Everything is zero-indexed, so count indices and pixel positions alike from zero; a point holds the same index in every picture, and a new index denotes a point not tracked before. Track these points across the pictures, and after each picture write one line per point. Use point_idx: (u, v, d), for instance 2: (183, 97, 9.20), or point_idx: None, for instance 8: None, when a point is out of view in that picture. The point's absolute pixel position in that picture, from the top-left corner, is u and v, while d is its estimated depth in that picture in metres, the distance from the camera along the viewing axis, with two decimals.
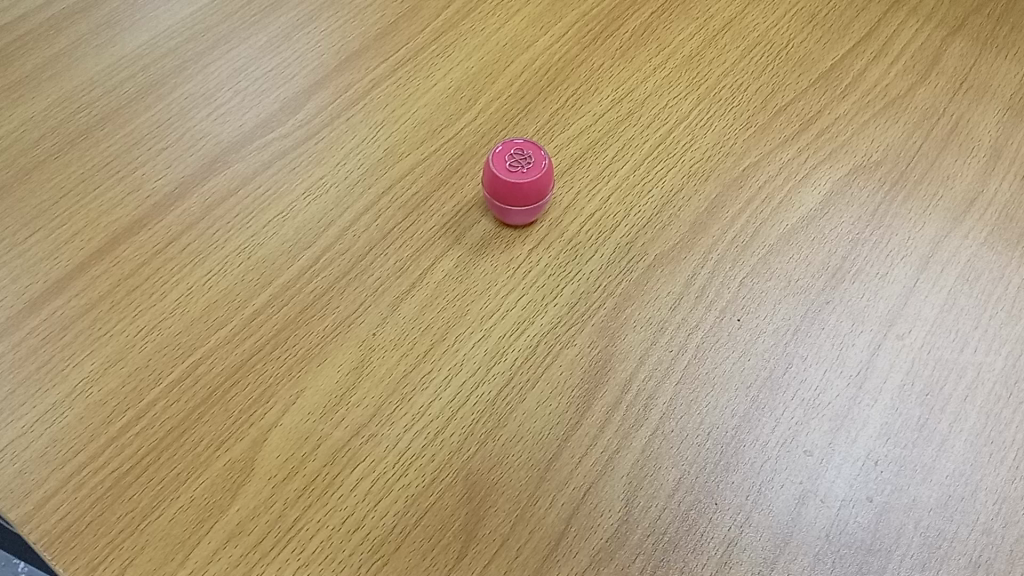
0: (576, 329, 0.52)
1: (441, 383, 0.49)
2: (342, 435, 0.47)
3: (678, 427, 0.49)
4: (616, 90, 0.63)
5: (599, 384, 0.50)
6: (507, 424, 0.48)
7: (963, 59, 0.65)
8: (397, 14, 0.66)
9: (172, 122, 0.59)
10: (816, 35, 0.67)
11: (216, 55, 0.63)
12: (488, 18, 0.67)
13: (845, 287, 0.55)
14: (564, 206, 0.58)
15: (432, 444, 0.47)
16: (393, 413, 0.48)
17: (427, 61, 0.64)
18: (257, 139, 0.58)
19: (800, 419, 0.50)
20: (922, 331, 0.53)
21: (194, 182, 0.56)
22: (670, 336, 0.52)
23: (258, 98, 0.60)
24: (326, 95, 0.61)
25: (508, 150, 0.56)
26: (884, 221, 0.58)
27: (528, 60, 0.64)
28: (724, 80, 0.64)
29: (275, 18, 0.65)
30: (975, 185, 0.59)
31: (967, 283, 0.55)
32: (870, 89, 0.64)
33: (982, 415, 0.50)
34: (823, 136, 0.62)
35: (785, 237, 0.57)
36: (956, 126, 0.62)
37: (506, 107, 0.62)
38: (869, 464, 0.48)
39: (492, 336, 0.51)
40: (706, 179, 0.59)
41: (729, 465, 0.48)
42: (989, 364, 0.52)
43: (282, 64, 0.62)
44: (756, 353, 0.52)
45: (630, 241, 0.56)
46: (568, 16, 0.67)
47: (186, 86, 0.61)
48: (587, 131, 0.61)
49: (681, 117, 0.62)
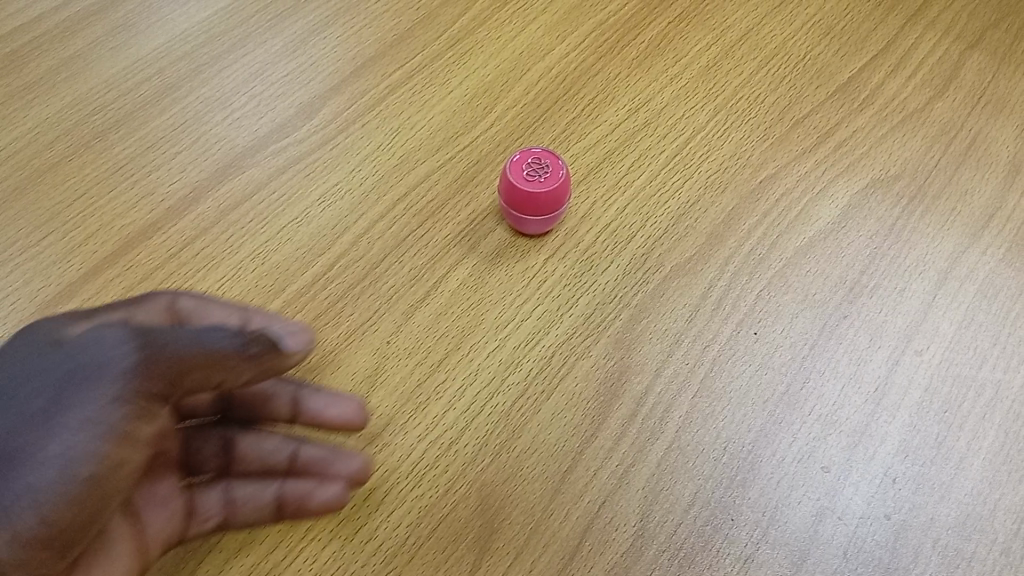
0: (591, 340, 0.51)
1: (455, 393, 0.49)
2: (355, 445, 0.47)
3: (694, 440, 0.48)
4: (632, 99, 0.63)
5: (614, 397, 0.49)
6: (521, 436, 0.48)
7: (981, 73, 0.65)
8: (413, 21, 0.66)
9: (187, 126, 0.59)
10: (834, 47, 0.67)
11: (232, 60, 0.62)
12: (504, 25, 0.66)
13: (863, 302, 0.54)
14: (580, 215, 0.57)
15: (445, 455, 0.47)
16: (406, 422, 0.48)
17: (443, 69, 0.63)
18: (272, 143, 0.58)
19: (817, 434, 0.49)
20: (941, 347, 0.53)
21: (209, 187, 0.56)
22: (686, 348, 0.52)
23: (274, 103, 0.60)
24: (341, 101, 0.61)
25: (525, 159, 0.55)
26: (902, 235, 0.57)
27: (544, 69, 0.64)
28: (741, 91, 0.64)
29: (291, 22, 0.65)
30: (994, 201, 0.59)
31: (986, 299, 0.55)
32: (888, 102, 0.64)
33: (1000, 433, 0.50)
34: (840, 149, 0.61)
35: (802, 250, 0.56)
36: (975, 141, 0.62)
37: (522, 116, 0.61)
38: (887, 481, 0.48)
39: (507, 345, 0.51)
40: (722, 191, 0.59)
41: (746, 481, 0.47)
42: (1008, 382, 0.52)
43: (298, 69, 0.62)
44: (773, 367, 0.51)
45: (647, 252, 0.56)
46: (585, 25, 0.67)
47: (202, 90, 0.61)
48: (604, 140, 0.61)
49: (697, 129, 0.62)
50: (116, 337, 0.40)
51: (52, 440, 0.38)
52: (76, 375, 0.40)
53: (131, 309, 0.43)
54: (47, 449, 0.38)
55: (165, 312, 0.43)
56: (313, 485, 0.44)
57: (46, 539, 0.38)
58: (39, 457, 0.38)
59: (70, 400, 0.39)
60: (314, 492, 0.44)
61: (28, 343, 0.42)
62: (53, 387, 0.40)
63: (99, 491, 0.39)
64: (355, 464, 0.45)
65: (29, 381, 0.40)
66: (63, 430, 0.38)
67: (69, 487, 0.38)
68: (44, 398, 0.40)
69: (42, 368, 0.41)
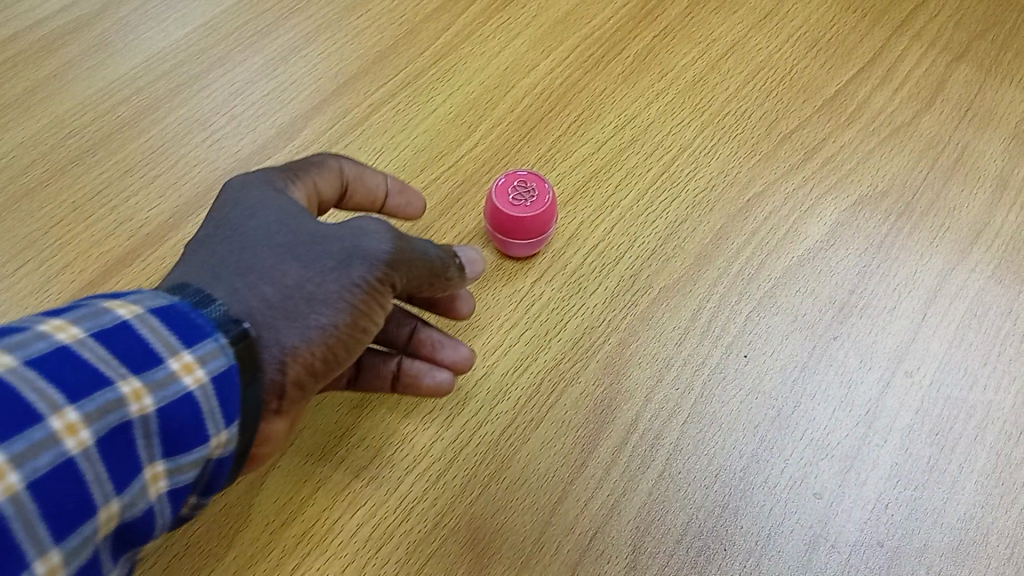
0: (579, 365, 0.51)
1: (443, 423, 0.48)
2: (341, 478, 0.46)
3: (685, 468, 0.48)
4: (619, 116, 0.63)
5: (604, 424, 0.49)
6: (511, 466, 0.47)
7: (967, 86, 0.64)
8: (395, 38, 0.65)
9: (166, 148, 0.58)
10: (820, 60, 0.66)
11: (211, 79, 0.61)
12: (488, 41, 0.66)
13: (853, 322, 0.54)
14: (568, 236, 0.57)
15: (434, 488, 0.46)
16: (393, 454, 0.47)
17: (427, 86, 0.63)
18: (254, 166, 0.57)
19: (809, 459, 0.49)
20: (931, 367, 0.52)
21: (189, 212, 0.55)
22: (676, 373, 0.51)
23: (255, 124, 0.59)
24: (323, 120, 0.60)
25: (510, 183, 0.55)
26: (890, 253, 0.57)
27: (529, 85, 0.63)
28: (727, 107, 0.64)
29: (271, 40, 0.64)
30: (982, 216, 0.59)
31: (975, 317, 0.54)
32: (875, 116, 0.63)
33: (992, 454, 0.50)
34: (828, 165, 0.61)
35: (792, 270, 0.56)
36: (962, 156, 0.61)
37: (507, 134, 0.61)
38: (880, 506, 0.48)
39: (495, 372, 0.50)
40: (710, 210, 0.58)
41: (738, 509, 0.47)
42: (999, 403, 0.51)
43: (278, 88, 0.61)
44: (764, 391, 0.51)
45: (635, 273, 0.55)
46: (569, 39, 0.66)
47: (180, 111, 0.59)
48: (590, 159, 0.60)
49: (684, 145, 0.61)
50: (381, 226, 0.41)
51: (334, 285, 0.38)
52: (351, 247, 0.39)
53: (314, 167, 0.45)
54: (335, 293, 0.38)
55: (336, 177, 0.46)
56: (424, 365, 0.47)
57: (315, 375, 0.38)
58: (328, 300, 0.38)
59: (353, 264, 0.39)
60: (426, 373, 0.46)
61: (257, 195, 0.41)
62: (338, 251, 0.39)
63: (358, 342, 0.40)
64: (460, 352, 0.47)
65: (308, 234, 0.39)
66: (343, 281, 0.38)
67: (341, 331, 0.38)
68: (331, 256, 0.39)
69: (311, 227, 0.40)
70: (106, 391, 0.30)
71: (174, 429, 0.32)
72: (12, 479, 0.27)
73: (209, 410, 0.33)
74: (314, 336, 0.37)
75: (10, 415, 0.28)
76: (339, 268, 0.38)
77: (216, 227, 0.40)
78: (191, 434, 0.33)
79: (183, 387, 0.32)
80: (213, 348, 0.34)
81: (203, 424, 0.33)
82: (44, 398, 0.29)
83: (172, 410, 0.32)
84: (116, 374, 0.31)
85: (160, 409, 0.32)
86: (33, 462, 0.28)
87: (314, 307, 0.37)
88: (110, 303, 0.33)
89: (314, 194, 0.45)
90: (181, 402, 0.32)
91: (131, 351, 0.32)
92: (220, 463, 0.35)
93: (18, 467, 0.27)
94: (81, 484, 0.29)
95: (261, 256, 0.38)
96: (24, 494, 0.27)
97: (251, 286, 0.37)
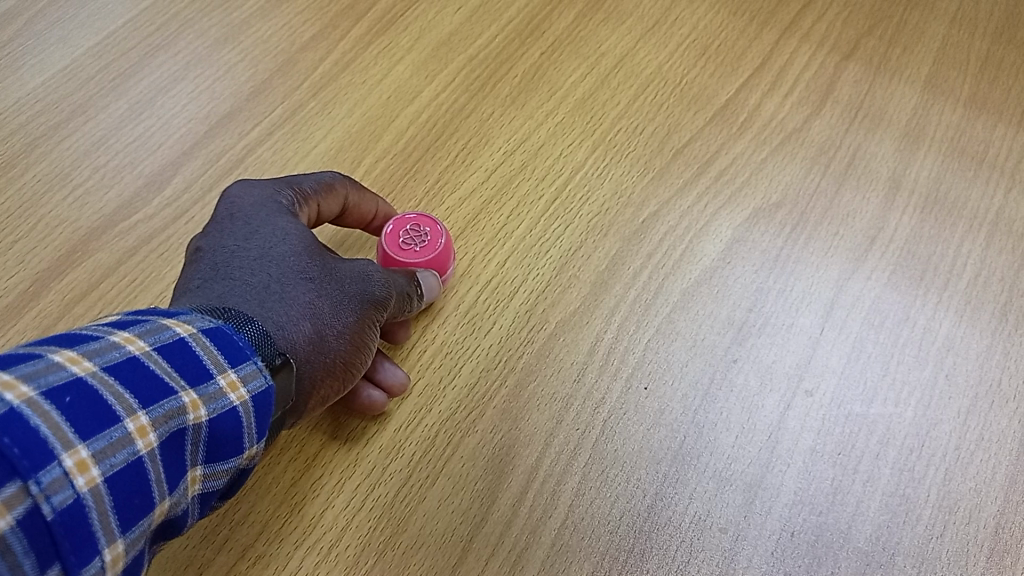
0: (476, 413, 0.50)
1: (333, 490, 0.46)
2: (226, 560, 0.44)
3: (587, 514, 0.47)
4: (508, 140, 0.61)
5: (503, 474, 0.48)
6: (407, 529, 0.46)
7: (857, 85, 0.62)
8: (269, 71, 0.62)
9: (25, 209, 0.55)
10: (709, 69, 0.64)
11: (71, 128, 0.59)
12: (369, 67, 0.63)
13: (753, 342, 0.53)
14: (459, 274, 0.55)
15: (326, 561, 0.45)
16: (282, 529, 0.45)
17: (306, 121, 0.60)
18: (121, 222, 0.55)
19: (713, 492, 0.48)
20: (832, 383, 0.52)
21: (51, 278, 0.53)
22: (576, 412, 0.50)
23: (120, 174, 0.57)
24: (195, 166, 0.57)
25: (401, 226, 0.53)
26: (787, 266, 0.56)
27: (413, 114, 0.61)
28: (619, 123, 0.61)
29: (136, 82, 0.61)
30: (877, 221, 0.57)
31: (873, 328, 0.54)
32: (766, 124, 0.61)
33: (895, 471, 0.49)
34: (721, 178, 0.59)
35: (689, 292, 0.55)
36: (854, 160, 0.60)
37: (392, 168, 0.59)
38: (786, 536, 0.47)
39: (387, 429, 0.49)
40: (605, 235, 0.57)
41: (644, 552, 0.46)
42: (898, 416, 0.51)
43: (146, 134, 0.59)
44: (665, 423, 0.50)
45: (530, 308, 0.54)
46: (454, 61, 0.63)
47: (39, 166, 0.57)
48: (479, 189, 0.59)
49: (576, 168, 0.60)
50: (378, 270, 0.46)
51: (352, 323, 0.43)
52: (360, 290, 0.44)
53: (323, 190, 0.48)
54: (354, 331, 0.43)
55: (339, 201, 0.50)
56: (363, 381, 0.48)
57: (326, 399, 0.43)
58: (349, 337, 0.43)
59: (364, 306, 0.44)
60: (363, 389, 0.48)
61: (281, 220, 0.44)
62: (354, 292, 0.43)
63: (356, 372, 0.45)
64: (397, 375, 0.49)
65: (330, 271, 0.43)
66: (358, 322, 0.43)
67: (349, 365, 0.43)
68: (348, 298, 0.43)
69: (330, 263, 0.44)
70: (169, 401, 0.32)
71: (218, 439, 0.34)
72: (94, 472, 0.28)
73: (249, 425, 0.35)
74: (336, 369, 0.42)
75: (93, 415, 0.29)
76: (356, 310, 0.43)
77: (246, 242, 0.42)
78: (230, 444, 0.35)
79: (230, 402, 0.34)
80: (255, 368, 0.36)
81: (242, 436, 0.35)
82: (120, 403, 0.30)
83: (219, 422, 0.34)
84: (177, 386, 0.32)
85: (209, 421, 0.33)
86: (110, 459, 0.29)
87: (339, 343, 0.42)
88: (167, 319, 0.34)
89: (314, 215, 0.48)
90: (228, 416, 0.34)
91: (190, 367, 0.33)
92: (243, 471, 0.36)
93: (99, 462, 0.29)
94: (145, 482, 0.30)
95: (295, 288, 0.41)
96: (102, 487, 0.29)
97: (295, 323, 0.40)
